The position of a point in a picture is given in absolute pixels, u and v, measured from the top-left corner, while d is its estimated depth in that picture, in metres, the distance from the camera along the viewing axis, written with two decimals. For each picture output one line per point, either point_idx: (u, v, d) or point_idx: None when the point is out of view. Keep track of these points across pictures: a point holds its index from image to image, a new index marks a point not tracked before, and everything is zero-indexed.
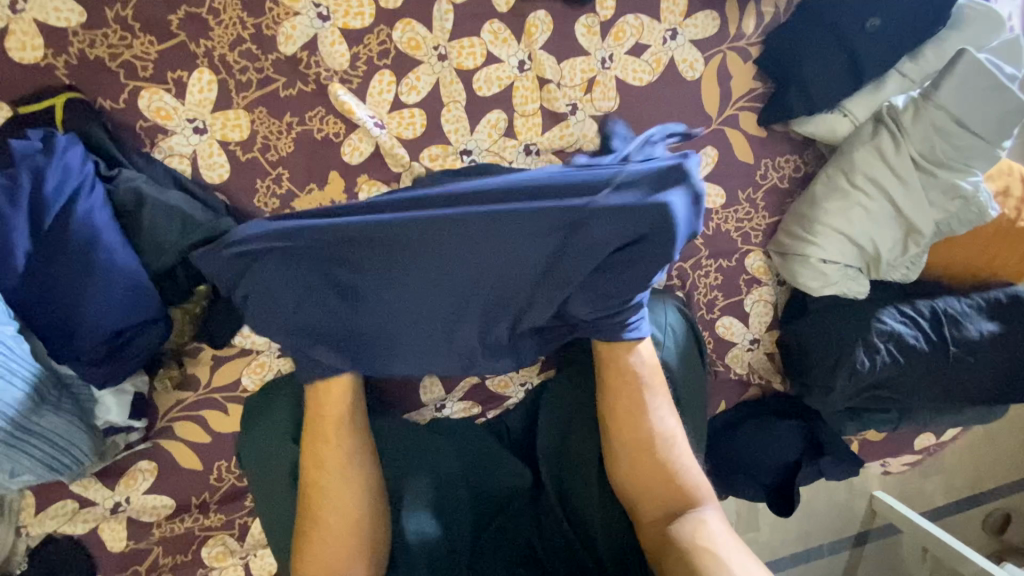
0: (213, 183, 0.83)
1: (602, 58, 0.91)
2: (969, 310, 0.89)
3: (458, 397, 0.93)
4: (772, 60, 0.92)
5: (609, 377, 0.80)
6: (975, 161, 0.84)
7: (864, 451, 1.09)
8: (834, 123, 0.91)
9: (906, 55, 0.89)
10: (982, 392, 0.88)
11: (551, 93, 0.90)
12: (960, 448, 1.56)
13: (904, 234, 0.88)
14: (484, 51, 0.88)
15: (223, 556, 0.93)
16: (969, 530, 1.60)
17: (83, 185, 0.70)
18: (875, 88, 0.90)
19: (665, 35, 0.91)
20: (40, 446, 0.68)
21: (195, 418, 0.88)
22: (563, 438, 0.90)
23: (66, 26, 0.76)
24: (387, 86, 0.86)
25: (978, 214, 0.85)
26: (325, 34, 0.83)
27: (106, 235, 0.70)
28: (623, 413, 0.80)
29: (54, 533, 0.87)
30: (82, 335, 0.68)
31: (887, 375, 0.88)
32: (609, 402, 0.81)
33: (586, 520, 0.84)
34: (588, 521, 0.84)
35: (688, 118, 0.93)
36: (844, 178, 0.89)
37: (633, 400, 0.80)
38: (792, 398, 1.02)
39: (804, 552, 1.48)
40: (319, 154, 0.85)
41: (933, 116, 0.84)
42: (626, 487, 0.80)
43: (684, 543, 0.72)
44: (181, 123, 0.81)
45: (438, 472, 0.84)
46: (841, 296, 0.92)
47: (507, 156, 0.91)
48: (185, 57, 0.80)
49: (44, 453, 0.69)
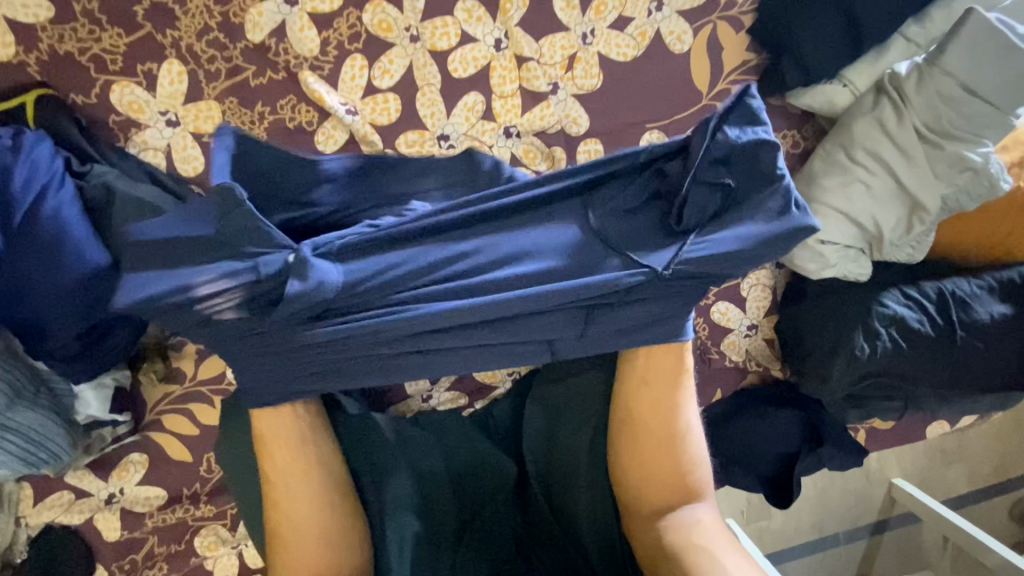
0: (188, 176, 0.82)
1: (583, 33, 0.86)
2: (979, 292, 0.83)
3: (445, 387, 0.93)
4: (765, 28, 0.86)
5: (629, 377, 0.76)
6: (985, 131, 0.78)
7: (871, 441, 1.04)
8: (832, 93, 0.85)
9: (911, 17, 0.83)
10: (994, 379, 0.82)
11: (530, 71, 0.86)
12: (984, 433, 1.50)
13: (909, 211, 0.82)
14: (458, 31, 0.84)
15: (215, 545, 0.94)
16: (992, 518, 1.53)
17: (52, 181, 0.70)
18: (876, 55, 0.84)
19: (650, 6, 0.87)
20: (16, 441, 0.69)
21: (182, 411, 0.90)
22: (550, 430, 0.86)
23: (34, 22, 0.75)
24: (359, 71, 0.83)
25: (989, 188, 0.79)
26: (294, 20, 0.81)
27: (75, 231, 0.69)
28: (636, 398, 0.76)
29: (53, 523, 0.90)
30: (53, 331, 0.69)
31: (889, 363, 0.83)
32: (626, 399, 0.76)
33: (575, 513, 0.83)
34: (576, 514, 0.83)
35: (675, 94, 0.89)
36: (843, 153, 0.83)
37: (650, 398, 0.75)
38: (792, 385, 0.97)
39: (818, 542, 1.43)
40: (294, 144, 0.84)
41: (939, 83, 0.78)
42: (625, 481, 0.77)
43: (678, 541, 0.72)
44: (153, 116, 0.80)
45: (418, 468, 0.83)
46: (842, 278, 0.87)
47: (486, 140, 0.88)
48: (154, 49, 0.79)
49: (20, 448, 0.69)
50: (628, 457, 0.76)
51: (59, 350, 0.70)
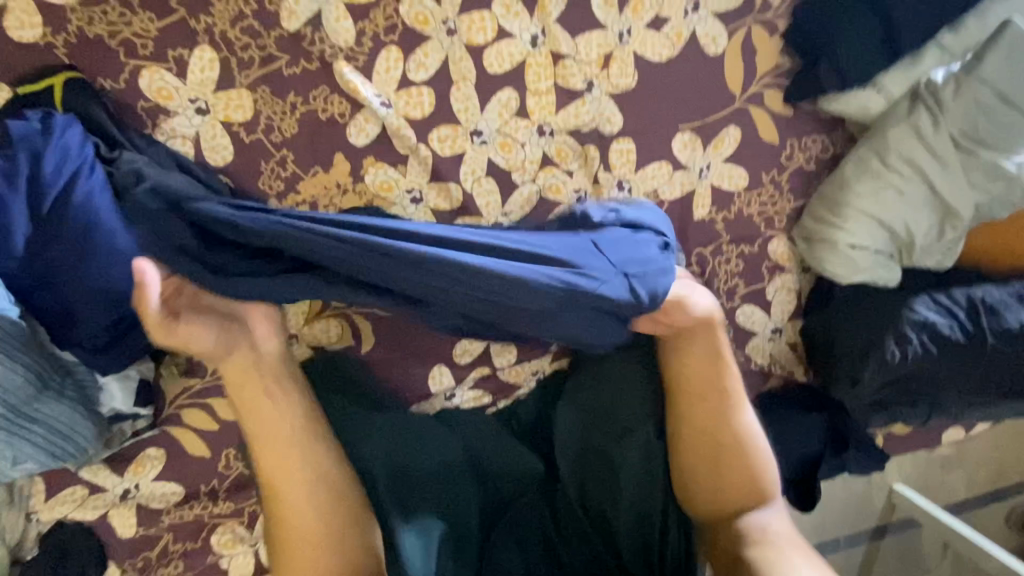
0: (217, 166, 0.81)
1: (620, 32, 0.86)
2: (1009, 299, 0.82)
3: (469, 386, 0.90)
4: (801, 33, 0.86)
5: (682, 383, 0.82)
6: (1020, 141, 0.78)
7: (888, 445, 1.05)
8: (865, 100, 0.85)
9: (946, 26, 0.82)
10: (1021, 386, 0.82)
11: (565, 69, 0.86)
12: (985, 441, 1.52)
13: (940, 219, 0.83)
14: (495, 25, 0.83)
15: (232, 543, 0.92)
16: (990, 525, 1.56)
17: (82, 166, 0.68)
18: (911, 62, 0.84)
19: (687, 7, 0.86)
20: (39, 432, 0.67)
21: (202, 406, 0.88)
22: (598, 434, 0.88)
23: (65, 3, 0.74)
24: (394, 63, 0.82)
25: (1021, 197, 0.80)
26: (330, 10, 0.79)
27: (105, 219, 0.67)
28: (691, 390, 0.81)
29: (64, 520, 0.87)
30: (82, 321, 0.67)
31: (918, 369, 0.83)
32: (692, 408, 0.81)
33: (616, 515, 0.85)
34: (617, 516, 0.85)
35: (709, 95, 0.88)
36: (877, 159, 0.84)
37: (715, 406, 0.81)
38: (815, 389, 0.97)
39: (821, 545, 1.44)
40: (325, 136, 0.83)
41: (977, 93, 0.78)
42: (688, 483, 0.81)
43: (748, 538, 0.75)
44: (183, 103, 0.79)
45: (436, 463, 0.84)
46: (870, 283, 0.88)
47: (518, 137, 0.87)
48: (187, 34, 0.77)
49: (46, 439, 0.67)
50: (688, 446, 0.81)
51: (85, 340, 0.68)
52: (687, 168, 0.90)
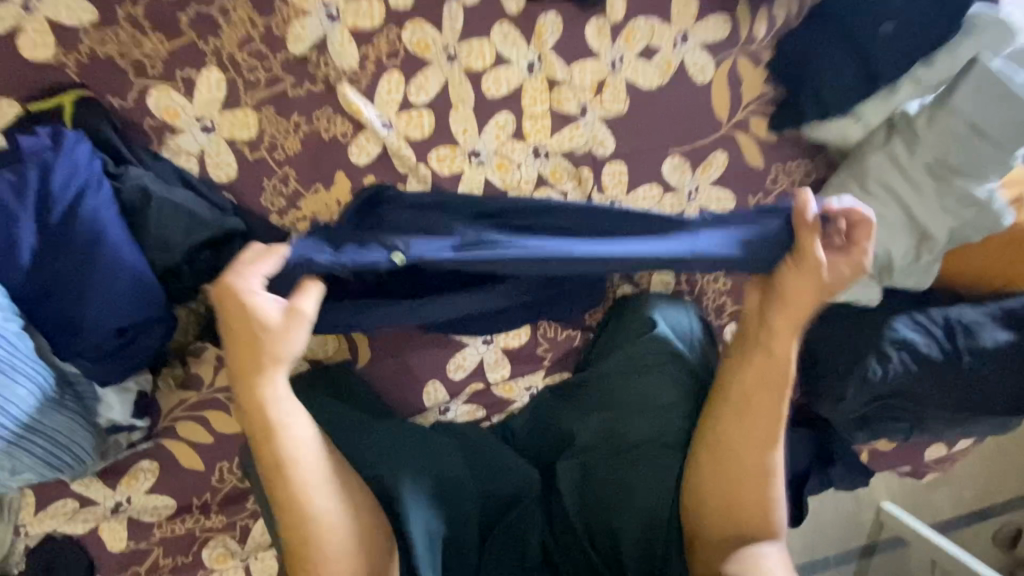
0: (220, 182, 0.83)
1: (613, 60, 0.90)
2: (983, 319, 0.86)
3: (463, 400, 0.96)
4: (784, 64, 0.91)
5: (738, 401, 0.81)
6: (989, 170, 0.82)
7: (872, 461, 1.08)
8: (846, 127, 0.90)
9: (919, 61, 0.85)
10: (997, 403, 0.85)
11: (560, 94, 0.89)
12: (971, 461, 1.54)
13: (917, 242, 0.86)
14: (493, 52, 0.87)
15: (223, 557, 0.92)
16: (976, 545, 1.58)
17: (90, 181, 0.70)
18: (887, 95, 0.87)
19: (676, 38, 0.90)
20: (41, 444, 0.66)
21: (198, 419, 0.89)
22: (610, 435, 0.89)
23: (78, 24, 0.76)
24: (396, 86, 0.85)
25: (992, 222, 0.83)
26: (335, 35, 0.82)
27: (111, 233, 0.69)
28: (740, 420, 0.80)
29: (54, 533, 0.87)
30: (84, 332, 0.67)
31: (902, 385, 0.86)
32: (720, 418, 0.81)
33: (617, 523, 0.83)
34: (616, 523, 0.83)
35: (697, 121, 0.92)
36: (857, 184, 0.88)
37: (755, 427, 0.80)
38: (801, 406, 1.00)
39: (810, 564, 1.46)
40: (327, 154, 0.85)
41: (948, 122, 0.82)
42: (698, 498, 0.80)
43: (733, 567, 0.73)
44: (189, 121, 0.81)
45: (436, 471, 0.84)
46: (853, 304, 0.90)
47: (515, 158, 0.90)
48: (195, 56, 0.80)
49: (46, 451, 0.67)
50: (711, 468, 0.80)
51: (87, 352, 0.68)
52: (677, 191, 0.94)
